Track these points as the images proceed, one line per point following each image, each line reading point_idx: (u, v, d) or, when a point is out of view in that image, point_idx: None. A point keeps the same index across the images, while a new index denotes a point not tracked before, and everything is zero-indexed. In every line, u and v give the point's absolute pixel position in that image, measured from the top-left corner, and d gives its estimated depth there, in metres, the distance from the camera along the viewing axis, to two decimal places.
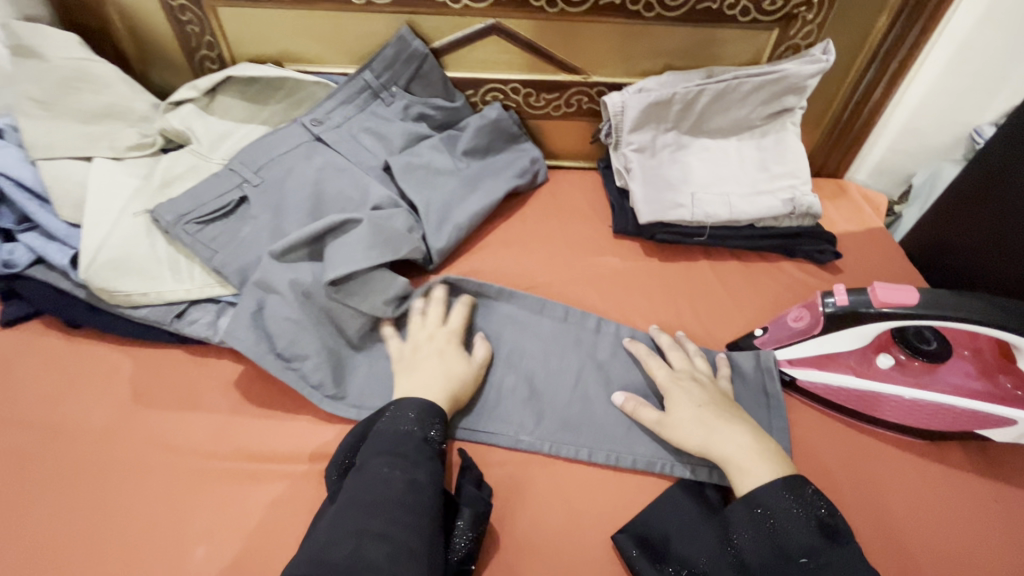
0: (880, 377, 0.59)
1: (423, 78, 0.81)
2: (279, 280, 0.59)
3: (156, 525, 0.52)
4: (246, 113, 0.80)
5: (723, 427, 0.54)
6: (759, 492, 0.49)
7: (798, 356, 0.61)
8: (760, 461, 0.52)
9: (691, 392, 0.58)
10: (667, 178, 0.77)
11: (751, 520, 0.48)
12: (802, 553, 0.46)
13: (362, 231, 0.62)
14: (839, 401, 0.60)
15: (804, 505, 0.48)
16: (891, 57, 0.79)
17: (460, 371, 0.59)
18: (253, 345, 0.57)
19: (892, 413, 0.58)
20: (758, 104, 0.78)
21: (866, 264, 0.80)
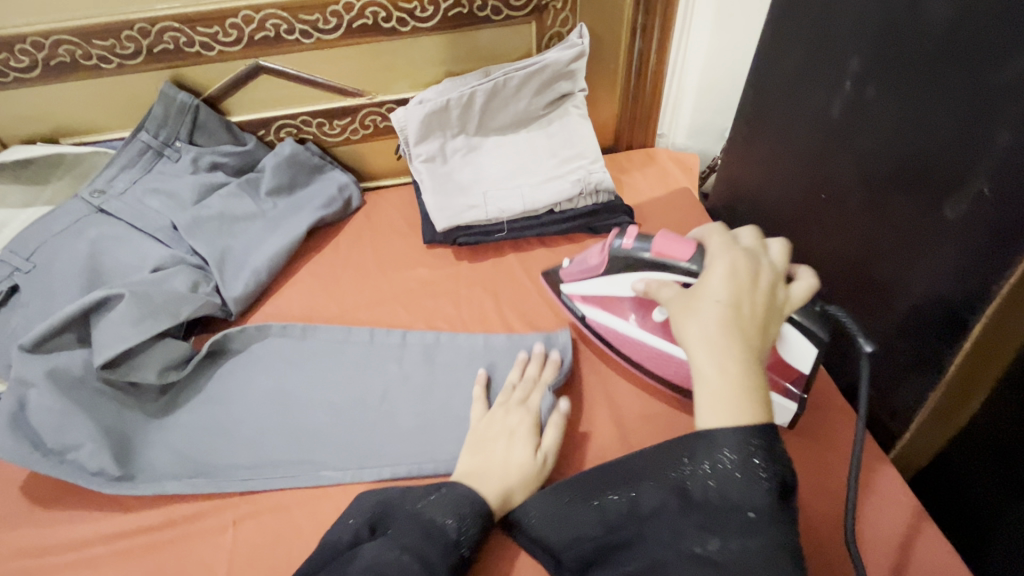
0: (649, 329, 0.61)
1: (204, 128, 0.80)
2: (36, 371, 0.56)
3: None
4: (26, 197, 0.78)
5: (722, 330, 0.44)
6: (721, 435, 0.42)
7: (589, 294, 0.66)
8: (740, 398, 0.42)
9: (737, 273, 0.47)
10: (457, 182, 0.79)
11: (703, 469, 0.42)
12: (750, 506, 0.40)
13: (126, 304, 0.60)
14: (617, 345, 0.64)
15: (772, 465, 0.41)
16: (650, 28, 0.84)
17: (518, 462, 0.54)
18: (10, 449, 0.53)
19: (651, 364, 0.62)
20: (533, 95, 0.80)
21: (672, 226, 0.84)
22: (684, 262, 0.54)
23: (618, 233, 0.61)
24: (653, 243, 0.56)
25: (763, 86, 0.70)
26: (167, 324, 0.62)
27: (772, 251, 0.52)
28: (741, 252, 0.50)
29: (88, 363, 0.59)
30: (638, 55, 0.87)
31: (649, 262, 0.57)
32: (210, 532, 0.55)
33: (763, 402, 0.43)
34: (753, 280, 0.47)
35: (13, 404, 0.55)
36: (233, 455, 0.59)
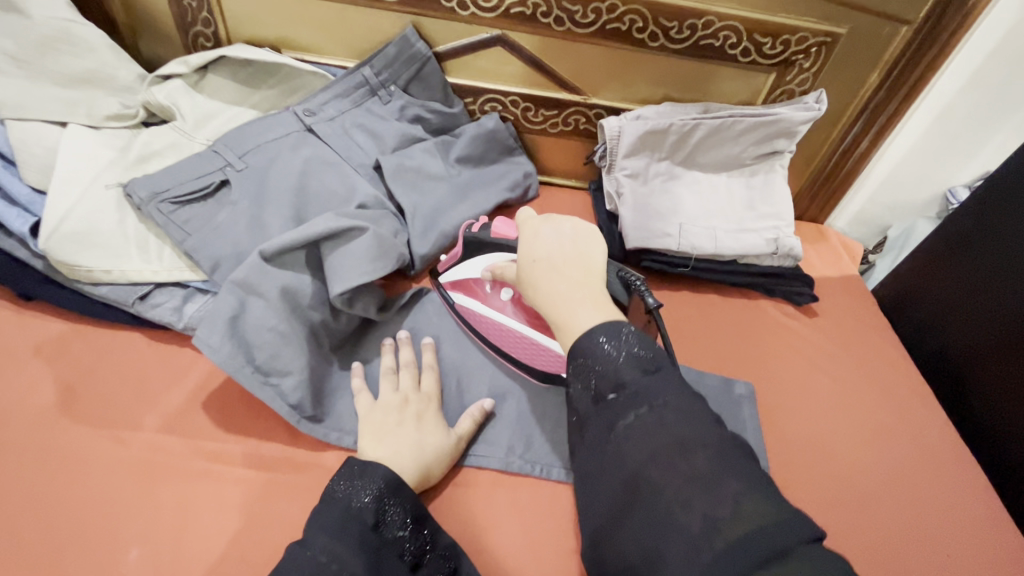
0: (500, 308, 0.62)
1: (423, 80, 0.80)
2: (269, 285, 0.55)
3: (87, 523, 0.48)
4: (236, 95, 0.77)
5: (550, 282, 0.49)
6: (577, 340, 0.45)
7: (453, 279, 0.66)
8: (583, 309, 0.46)
9: (541, 232, 0.52)
10: (656, 207, 0.78)
11: (586, 367, 0.44)
12: (610, 389, 0.43)
13: (365, 243, 0.59)
14: (481, 329, 0.64)
15: (618, 343, 0.44)
16: (878, 112, 0.83)
17: (434, 442, 0.53)
18: (227, 357, 0.52)
19: (510, 345, 0.62)
20: (750, 144, 0.79)
21: (841, 311, 0.82)
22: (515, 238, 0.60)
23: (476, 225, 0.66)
24: (491, 226, 0.62)
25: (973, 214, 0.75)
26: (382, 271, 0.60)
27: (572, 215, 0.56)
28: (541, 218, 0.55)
29: (312, 293, 0.58)
30: (850, 135, 0.86)
31: (490, 241, 0.62)
32: None
33: (605, 305, 0.47)
34: (561, 232, 0.52)
35: (235, 306, 0.54)
36: None
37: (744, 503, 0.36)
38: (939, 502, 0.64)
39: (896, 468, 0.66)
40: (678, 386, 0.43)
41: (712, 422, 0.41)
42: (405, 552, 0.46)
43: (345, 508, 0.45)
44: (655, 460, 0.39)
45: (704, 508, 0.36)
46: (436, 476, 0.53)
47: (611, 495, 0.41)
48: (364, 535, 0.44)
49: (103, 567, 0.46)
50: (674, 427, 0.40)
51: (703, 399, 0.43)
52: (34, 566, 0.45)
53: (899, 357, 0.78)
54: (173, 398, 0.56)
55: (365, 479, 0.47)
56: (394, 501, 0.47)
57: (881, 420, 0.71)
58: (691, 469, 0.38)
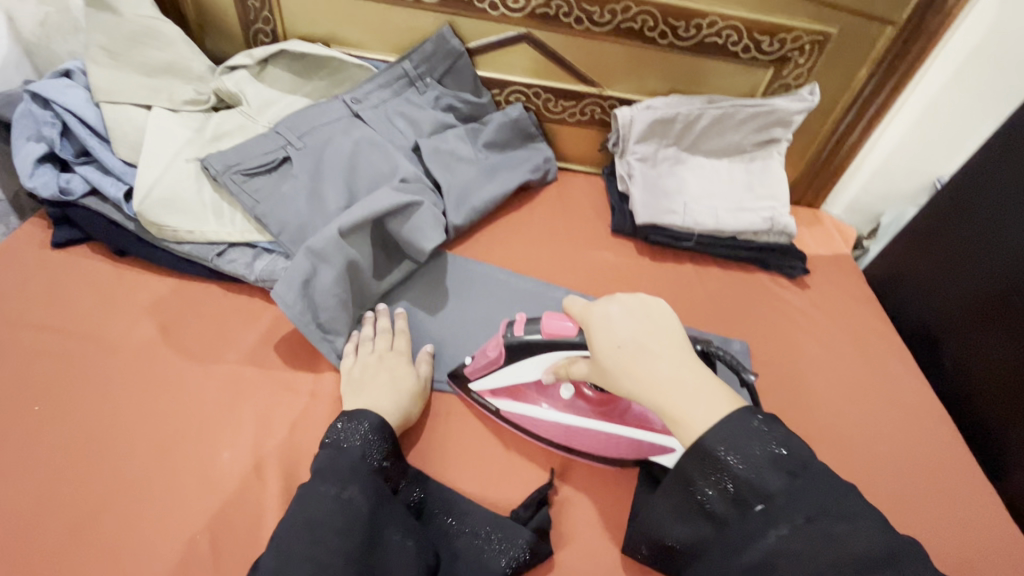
0: (564, 409, 0.61)
1: (456, 73, 0.89)
2: (338, 254, 0.65)
3: (186, 433, 0.58)
4: (291, 84, 0.87)
5: (641, 371, 0.46)
6: (708, 443, 0.43)
7: (496, 387, 0.62)
8: (700, 401, 0.45)
9: (608, 325, 0.49)
10: (663, 187, 0.87)
11: (728, 468, 0.42)
12: (757, 499, 0.42)
13: (425, 212, 0.72)
14: (541, 433, 0.62)
15: (760, 439, 0.43)
16: (868, 105, 0.91)
17: (407, 386, 0.61)
18: (299, 313, 0.62)
19: (583, 444, 0.61)
20: (749, 133, 0.88)
21: (832, 284, 0.90)
22: (575, 334, 0.54)
23: (506, 326, 0.60)
24: (541, 327, 0.56)
25: (946, 211, 0.84)
26: (428, 249, 0.70)
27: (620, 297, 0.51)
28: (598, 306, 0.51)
29: (367, 264, 0.69)
30: (843, 125, 0.94)
31: (542, 344, 0.57)
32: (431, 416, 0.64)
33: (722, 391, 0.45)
34: (627, 320, 0.49)
35: (307, 270, 0.63)
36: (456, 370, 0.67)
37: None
38: (909, 446, 0.72)
39: (876, 420, 0.75)
40: (832, 484, 0.42)
41: (862, 514, 0.41)
42: (387, 475, 0.54)
43: (336, 448, 0.53)
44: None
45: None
46: (413, 416, 0.60)
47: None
48: (356, 463, 0.51)
49: (202, 466, 0.56)
50: (845, 540, 0.39)
51: (863, 497, 0.42)
52: (146, 465, 0.55)
53: (883, 325, 0.86)
54: (249, 337, 0.66)
55: (354, 423, 0.54)
56: (379, 438, 0.54)
57: (863, 379, 0.79)
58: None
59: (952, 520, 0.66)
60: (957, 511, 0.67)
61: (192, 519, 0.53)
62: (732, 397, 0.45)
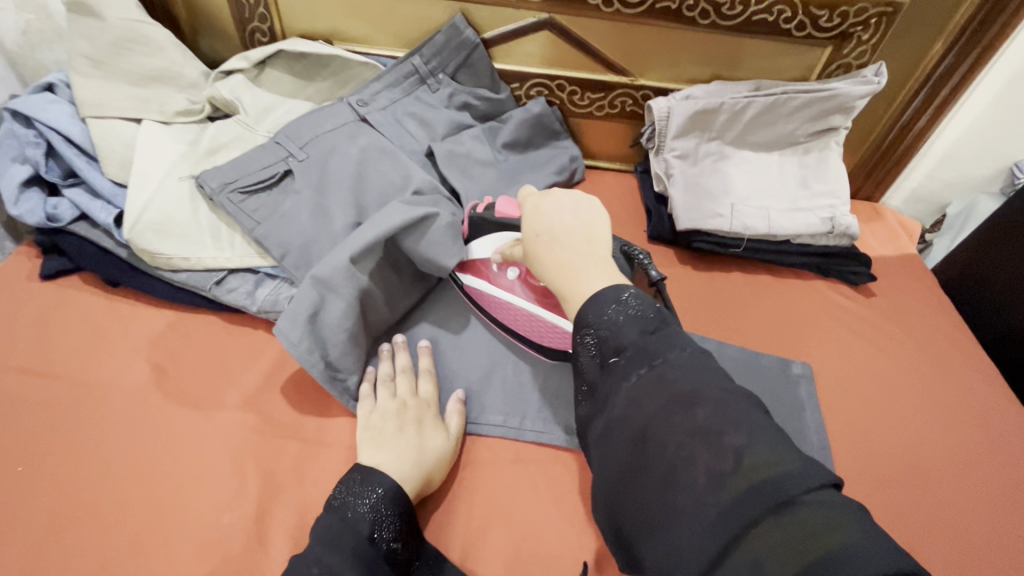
0: (505, 286, 0.63)
1: (471, 67, 0.81)
2: (344, 282, 0.58)
3: (182, 491, 0.52)
4: (292, 88, 0.79)
5: (553, 252, 0.50)
6: (581, 311, 0.45)
7: (466, 263, 0.66)
8: (596, 274, 0.47)
9: (536, 214, 0.53)
10: (707, 186, 0.77)
11: (594, 327, 0.44)
12: (612, 354, 0.42)
13: (442, 229, 0.63)
14: (488, 308, 0.65)
15: (623, 304, 0.44)
16: (941, 83, 0.80)
17: (435, 446, 0.53)
18: (304, 352, 0.55)
19: (518, 322, 0.62)
20: (804, 121, 0.77)
21: (900, 290, 0.80)
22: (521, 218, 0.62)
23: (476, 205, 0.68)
24: (494, 207, 0.64)
25: None
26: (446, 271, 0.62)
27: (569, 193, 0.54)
28: (536, 199, 0.54)
29: (380, 291, 0.61)
30: (911, 107, 0.83)
31: (494, 221, 0.64)
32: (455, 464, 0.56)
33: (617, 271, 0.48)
34: (559, 213, 0.52)
35: (313, 302, 0.57)
36: (483, 409, 0.60)
37: (748, 452, 0.33)
38: (1004, 479, 0.63)
39: (963, 451, 0.65)
40: (687, 345, 0.42)
41: (719, 375, 0.39)
42: (395, 559, 0.45)
43: (341, 517, 0.45)
44: (656, 418, 0.37)
45: (704, 460, 0.34)
46: (437, 480, 0.53)
47: (617, 462, 0.39)
48: (360, 544, 0.44)
49: (201, 529, 0.50)
50: (675, 381, 0.38)
51: (716, 360, 0.41)
52: (139, 529, 0.49)
53: (963, 336, 0.76)
54: (251, 376, 0.60)
55: (366, 487, 0.47)
56: (392, 512, 0.46)
57: (946, 402, 0.69)
58: (692, 423, 0.35)
59: None
60: None
61: None
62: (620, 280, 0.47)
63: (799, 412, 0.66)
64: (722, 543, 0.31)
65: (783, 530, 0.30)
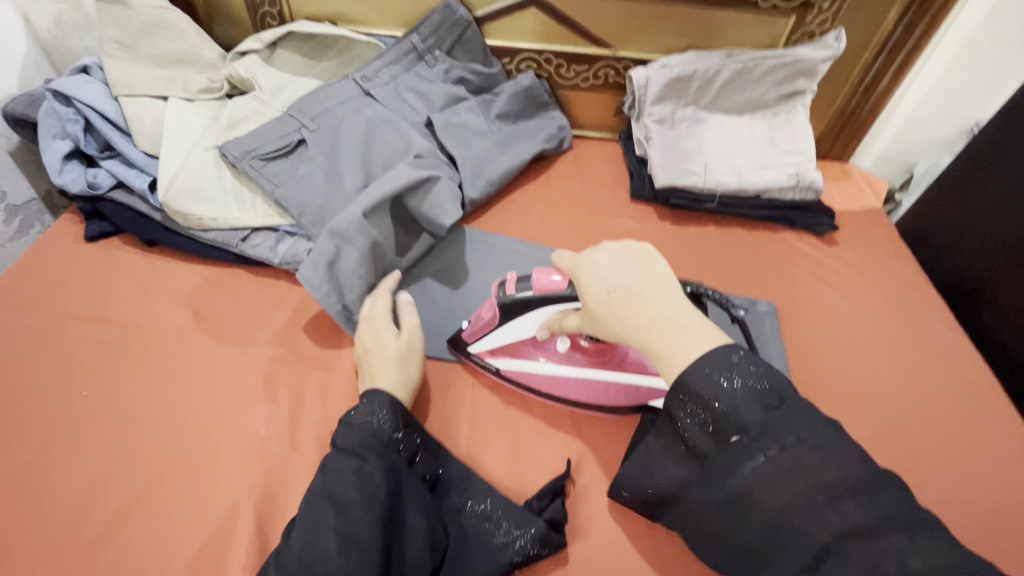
0: (560, 363, 0.62)
1: (465, 44, 0.88)
2: (358, 234, 0.65)
3: (224, 411, 0.60)
4: (301, 66, 0.87)
5: (634, 311, 0.48)
6: (686, 375, 0.44)
7: (495, 348, 0.63)
8: (688, 335, 0.46)
9: (598, 274, 0.51)
10: (683, 148, 0.85)
11: (708, 399, 0.43)
12: (732, 431, 0.42)
13: (442, 188, 0.72)
14: (536, 387, 0.63)
15: (739, 374, 0.43)
16: (898, 49, 0.86)
17: (392, 348, 0.59)
18: (325, 294, 0.63)
19: (578, 394, 0.62)
20: (772, 86, 0.84)
21: (862, 240, 0.87)
22: (569, 287, 0.56)
23: (500, 284, 0.61)
24: (537, 282, 0.57)
25: (988, 152, 0.80)
26: (446, 223, 0.71)
27: (615, 245, 0.53)
28: (587, 257, 0.53)
29: (388, 242, 0.69)
30: (873, 71, 0.89)
31: (536, 300, 0.58)
32: (457, 389, 0.65)
33: (706, 326, 0.47)
34: (621, 270, 0.50)
35: (331, 252, 0.64)
36: None
37: (911, 558, 0.35)
38: (945, 399, 0.71)
39: (911, 376, 0.73)
40: (814, 419, 0.42)
41: (860, 459, 0.40)
42: (404, 451, 0.54)
43: (348, 426, 0.54)
44: (799, 508, 0.39)
45: (862, 561, 0.36)
46: (415, 378, 0.59)
47: (750, 535, 0.42)
48: (371, 440, 0.53)
49: (241, 442, 0.58)
50: (814, 468, 0.40)
51: (849, 436, 0.41)
52: (189, 442, 0.58)
53: (917, 279, 0.83)
54: (277, 319, 0.68)
55: (368, 400, 0.55)
56: (393, 415, 0.54)
57: (898, 336, 0.77)
58: (841, 520, 0.38)
59: (995, 475, 0.64)
60: (999, 462, 0.65)
61: (235, 491, 0.55)
62: (712, 334, 0.47)
63: (764, 345, 0.73)
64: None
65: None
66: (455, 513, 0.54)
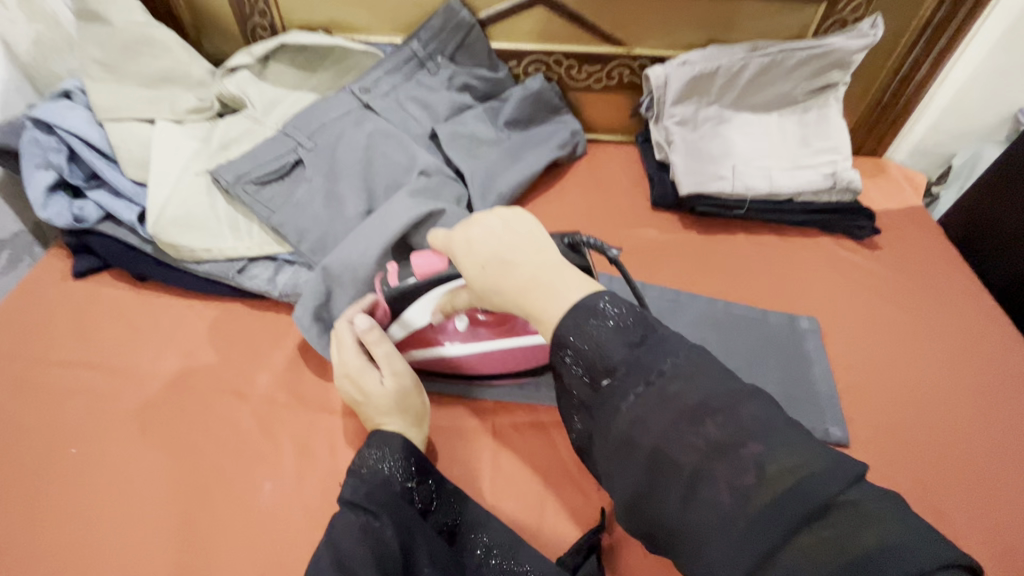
0: (463, 343, 0.58)
1: (468, 48, 0.82)
2: (353, 277, 0.60)
3: (224, 463, 0.55)
4: (295, 80, 0.82)
5: (509, 281, 0.42)
6: (560, 333, 0.39)
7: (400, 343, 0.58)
8: (564, 288, 0.41)
9: (469, 247, 0.44)
10: (709, 151, 0.78)
11: (580, 341, 0.39)
12: (604, 373, 0.38)
13: (450, 223, 0.65)
14: (449, 368, 0.60)
15: (612, 317, 0.39)
16: (939, 34, 0.80)
17: (389, 396, 0.53)
18: (316, 338, 0.60)
19: (488, 366, 0.59)
20: (802, 80, 0.78)
21: (906, 242, 0.81)
22: (445, 266, 0.52)
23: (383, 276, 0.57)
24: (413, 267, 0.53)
25: None
26: None
27: (485, 214, 0.45)
28: (459, 234, 0.45)
29: None
30: (912, 58, 0.83)
31: (419, 287, 0.53)
32: (476, 430, 0.59)
33: (582, 279, 0.42)
34: (494, 240, 0.43)
35: (322, 292, 0.60)
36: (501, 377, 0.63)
37: (769, 462, 0.32)
38: (1014, 417, 0.64)
39: (974, 392, 0.66)
40: (681, 347, 0.39)
41: (727, 380, 0.37)
42: (416, 500, 0.49)
43: (356, 476, 0.48)
44: (667, 437, 0.35)
45: (728, 478, 0.33)
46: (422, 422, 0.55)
47: (629, 485, 0.36)
48: (381, 489, 0.47)
49: (242, 499, 0.53)
50: (676, 395, 0.36)
51: (711, 359, 0.38)
52: (187, 501, 0.53)
53: (970, 283, 0.77)
54: (280, 358, 0.63)
55: (377, 443, 0.50)
56: (404, 459, 0.50)
57: (955, 347, 0.70)
58: (705, 440, 0.34)
59: None
60: None
61: (241, 555, 0.50)
62: (590, 281, 0.42)
63: (808, 364, 0.67)
64: (760, 553, 0.31)
65: (819, 536, 0.31)
66: (476, 569, 0.49)
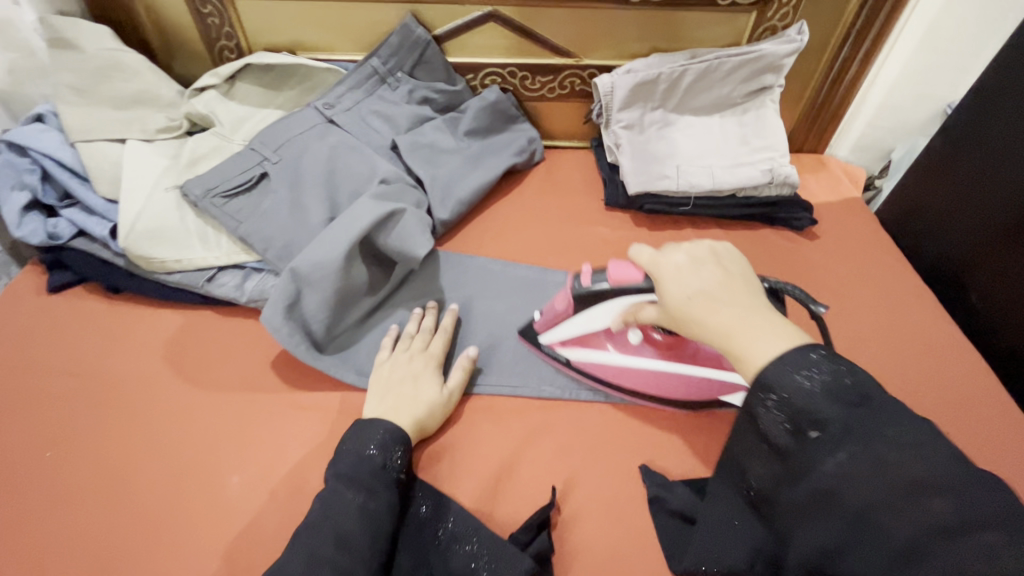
0: (637, 353, 0.62)
1: (426, 63, 0.86)
2: (320, 276, 0.63)
3: (194, 461, 0.58)
4: (261, 98, 0.86)
5: (715, 315, 0.46)
6: (763, 372, 0.42)
7: (564, 337, 0.64)
8: (769, 334, 0.44)
9: (692, 276, 0.48)
10: (654, 152, 0.84)
11: (791, 392, 0.40)
12: (812, 426, 0.40)
13: (410, 222, 0.70)
14: (601, 376, 0.64)
15: (823, 373, 0.40)
16: (862, 37, 0.86)
17: (428, 398, 0.59)
18: (288, 337, 0.62)
19: (654, 386, 0.62)
20: (737, 83, 0.83)
21: (843, 230, 0.86)
22: (642, 279, 0.56)
23: (574, 276, 0.61)
24: (610, 272, 0.57)
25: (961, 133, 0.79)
26: (420, 255, 0.69)
27: (699, 249, 0.51)
28: (668, 260, 0.50)
29: (359, 282, 0.67)
30: (841, 61, 0.89)
31: (609, 292, 0.58)
32: None
33: (792, 329, 0.45)
34: (713, 275, 0.48)
35: (292, 294, 0.62)
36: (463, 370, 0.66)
37: (1002, 555, 0.32)
38: (942, 387, 0.68)
39: (907, 366, 0.70)
40: (900, 420, 0.38)
41: (950, 457, 0.36)
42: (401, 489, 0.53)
43: (356, 456, 0.52)
44: (882, 503, 0.36)
45: (950, 559, 0.33)
46: (432, 428, 0.59)
47: (828, 537, 0.38)
48: (376, 472, 0.52)
49: (211, 492, 0.56)
50: (900, 463, 0.36)
51: (941, 436, 0.38)
52: (157, 496, 0.56)
53: (903, 267, 0.82)
54: (249, 360, 0.66)
55: (373, 430, 0.54)
56: (399, 448, 0.54)
57: (888, 326, 0.75)
58: (926, 516, 0.35)
59: (1004, 462, 0.62)
60: (1002, 448, 0.63)
61: (212, 544, 0.53)
62: (795, 331, 0.44)
63: None
64: None
65: None
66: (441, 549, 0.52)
